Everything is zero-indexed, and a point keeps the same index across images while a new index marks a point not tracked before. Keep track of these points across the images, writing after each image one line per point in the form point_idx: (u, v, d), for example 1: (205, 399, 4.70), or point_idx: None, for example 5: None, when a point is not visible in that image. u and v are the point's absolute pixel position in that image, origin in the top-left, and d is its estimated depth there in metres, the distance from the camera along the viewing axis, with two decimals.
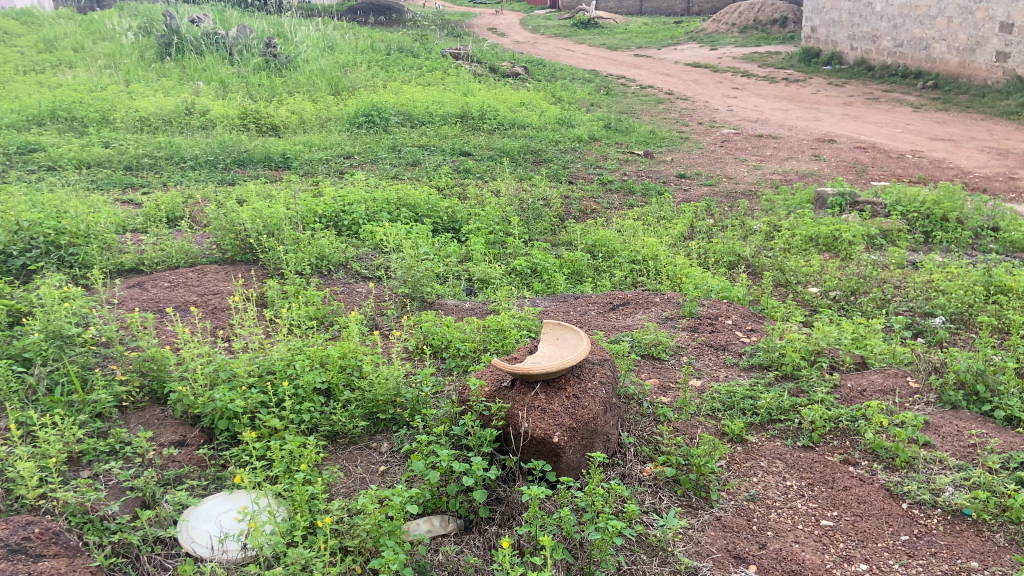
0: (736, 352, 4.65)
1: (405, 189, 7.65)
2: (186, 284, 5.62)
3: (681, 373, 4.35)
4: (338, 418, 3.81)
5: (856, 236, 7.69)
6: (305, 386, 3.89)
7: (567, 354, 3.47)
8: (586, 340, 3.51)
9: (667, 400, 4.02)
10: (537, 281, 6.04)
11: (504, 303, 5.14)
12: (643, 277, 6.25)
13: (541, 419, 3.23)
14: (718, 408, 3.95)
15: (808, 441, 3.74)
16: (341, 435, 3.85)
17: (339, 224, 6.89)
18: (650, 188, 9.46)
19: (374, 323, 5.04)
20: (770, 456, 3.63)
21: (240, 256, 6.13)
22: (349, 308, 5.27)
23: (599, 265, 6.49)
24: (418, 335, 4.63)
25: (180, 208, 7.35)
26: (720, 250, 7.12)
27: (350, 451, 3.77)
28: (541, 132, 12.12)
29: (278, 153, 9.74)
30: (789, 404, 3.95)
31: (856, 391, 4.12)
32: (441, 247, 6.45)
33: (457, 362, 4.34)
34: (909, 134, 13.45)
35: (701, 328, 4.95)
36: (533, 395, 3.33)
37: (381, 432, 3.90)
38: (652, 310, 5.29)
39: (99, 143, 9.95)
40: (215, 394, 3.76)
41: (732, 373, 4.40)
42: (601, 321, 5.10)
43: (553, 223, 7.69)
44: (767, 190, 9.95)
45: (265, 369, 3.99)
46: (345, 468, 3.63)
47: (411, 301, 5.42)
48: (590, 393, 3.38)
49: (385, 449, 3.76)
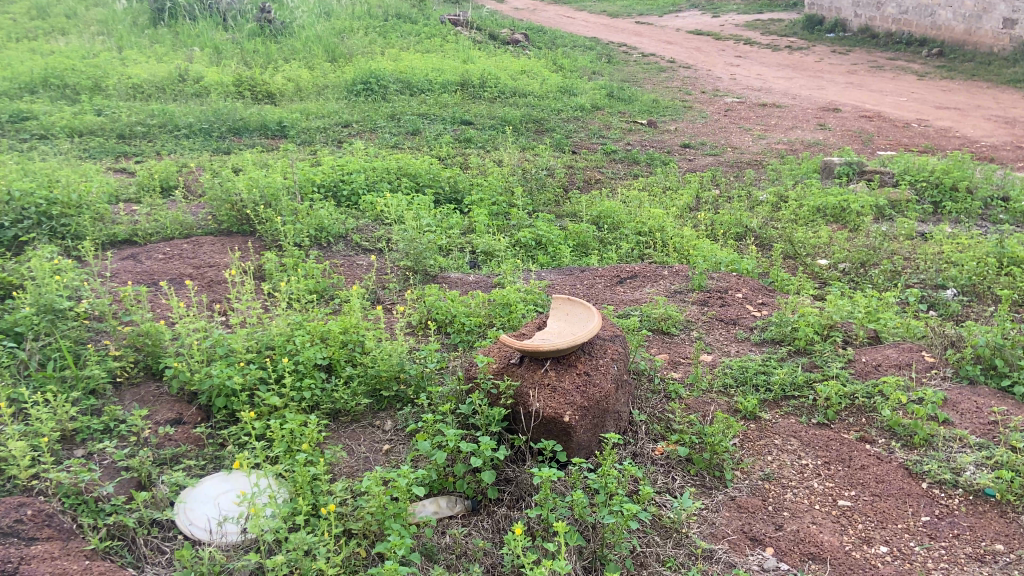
0: (747, 325, 4.53)
1: (405, 158, 7.48)
2: (181, 256, 5.48)
3: (691, 349, 4.24)
4: (340, 396, 3.69)
5: (864, 208, 7.56)
6: (306, 362, 3.79)
7: (578, 330, 3.33)
8: (597, 316, 3.37)
9: (677, 375, 3.94)
10: (542, 254, 5.90)
11: (509, 276, 5.03)
12: (649, 249, 6.13)
13: (551, 397, 3.11)
14: (730, 385, 3.84)
15: (823, 418, 3.61)
16: (342, 413, 3.73)
17: (338, 194, 6.74)
18: (655, 158, 9.29)
19: (376, 297, 4.90)
20: (784, 433, 3.52)
21: (236, 227, 5.99)
22: (350, 281, 5.14)
23: (604, 237, 6.36)
24: (421, 310, 4.52)
25: (174, 177, 7.19)
26: (727, 221, 6.98)
27: (353, 429, 3.66)
28: (542, 100, 11.91)
29: (274, 121, 9.54)
30: (803, 380, 3.83)
31: (871, 365, 4.01)
32: (443, 218, 6.29)
33: (462, 338, 4.24)
34: (914, 102, 13.25)
35: (711, 302, 4.83)
36: (543, 373, 3.21)
37: (384, 409, 3.79)
38: (660, 283, 5.16)
39: (92, 111, 9.75)
40: (212, 371, 3.64)
41: (744, 347, 4.28)
42: (609, 294, 4.99)
43: (557, 193, 7.55)
44: (773, 160, 9.80)
45: (264, 345, 3.92)
46: (349, 448, 3.51)
47: (413, 274, 5.28)
48: (602, 369, 3.26)
49: (389, 427, 3.65)
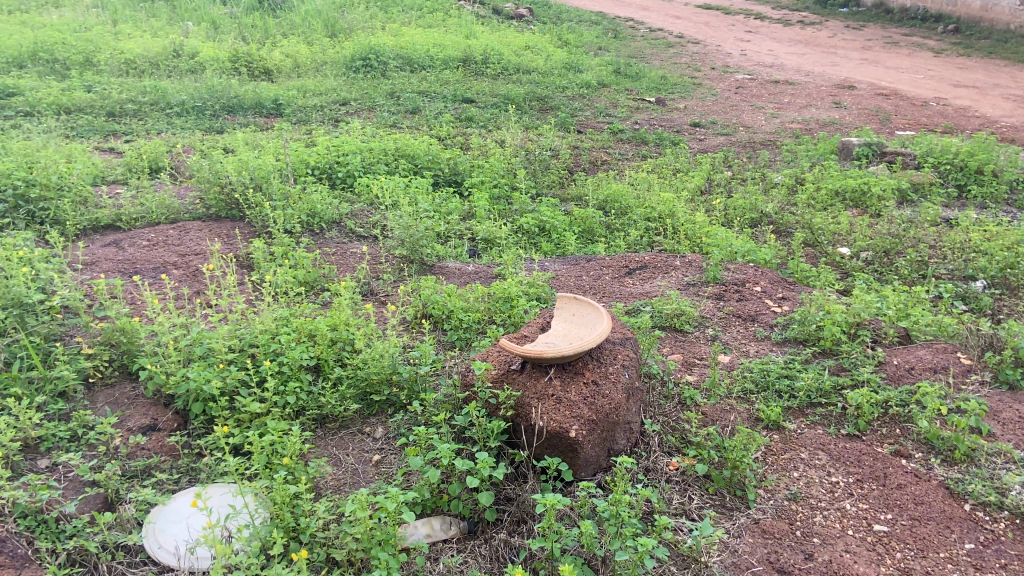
0: (766, 323, 4.22)
1: (404, 138, 7.14)
2: (166, 243, 5.18)
3: (707, 350, 3.95)
4: (327, 400, 3.40)
5: (883, 193, 7.22)
6: (291, 363, 3.50)
7: (586, 334, 3.02)
8: (607, 319, 3.06)
9: (693, 379, 3.65)
10: (546, 241, 5.59)
11: (511, 267, 4.73)
12: (659, 237, 5.82)
13: (556, 409, 2.81)
14: (751, 391, 3.54)
15: (853, 429, 3.31)
16: (329, 420, 3.44)
17: (333, 176, 6.43)
18: (664, 138, 8.92)
19: (369, 289, 4.61)
20: (811, 446, 3.22)
21: (224, 211, 5.68)
22: (343, 271, 4.84)
23: (612, 223, 6.04)
24: (417, 305, 4.23)
25: (163, 158, 6.87)
26: (740, 206, 6.65)
27: (341, 437, 3.36)
28: (547, 77, 11.52)
29: (269, 99, 9.19)
30: (831, 386, 3.52)
31: (904, 369, 3.71)
32: (442, 202, 5.98)
33: (460, 336, 3.95)
34: (931, 80, 12.83)
35: (727, 296, 4.51)
36: (547, 382, 2.91)
37: (376, 414, 3.49)
38: (672, 274, 4.85)
39: (81, 88, 9.40)
40: (189, 373, 3.33)
41: (764, 347, 3.98)
42: (617, 287, 4.69)
43: (561, 175, 7.23)
44: (786, 140, 9.44)
45: (247, 343, 3.62)
46: (335, 458, 3.22)
47: (409, 264, 4.97)
48: (612, 378, 2.96)
49: (380, 434, 3.36)
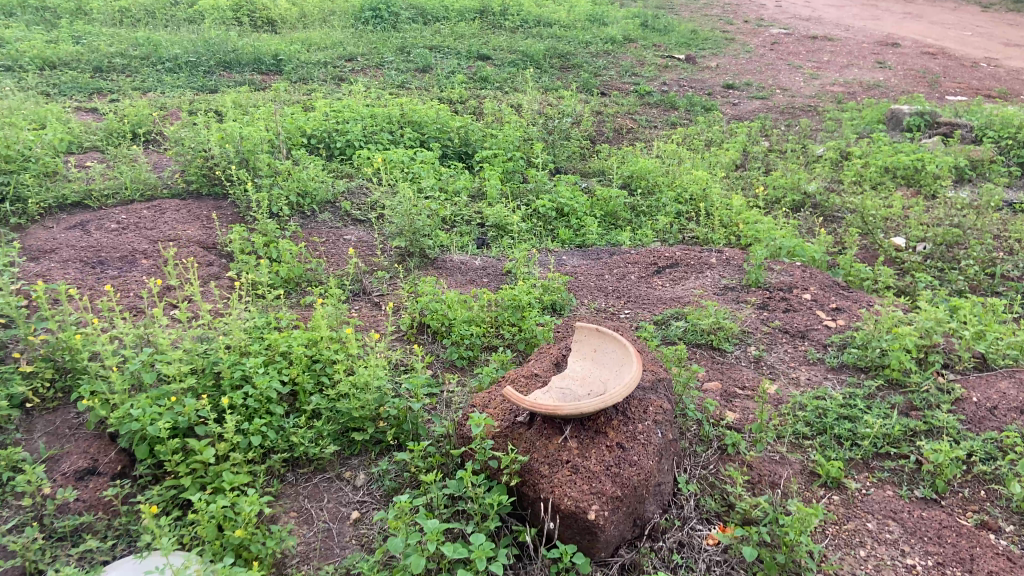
0: (818, 341, 3.64)
1: (410, 102, 6.50)
2: (137, 225, 4.63)
3: (750, 378, 3.38)
4: (299, 441, 2.85)
5: (939, 171, 6.52)
6: (258, 394, 2.93)
7: (611, 383, 2.44)
8: (637, 362, 2.47)
9: (735, 419, 3.09)
10: (564, 227, 4.99)
11: (523, 265, 4.15)
12: (691, 223, 5.19)
13: (571, 482, 2.26)
14: (804, 437, 2.98)
15: (930, 491, 2.74)
16: (303, 461, 2.90)
17: (331, 147, 5.82)
18: (696, 103, 8.18)
19: (362, 289, 4.07)
20: (879, 514, 2.65)
21: (206, 188, 5.10)
22: (334, 266, 4.31)
23: (638, 205, 5.41)
24: (414, 313, 3.67)
25: (147, 122, 6.27)
26: (780, 185, 5.99)
27: (315, 484, 2.84)
28: (569, 31, 10.71)
29: (269, 54, 8.52)
30: (900, 434, 2.95)
31: (986, 409, 3.12)
32: (449, 179, 5.36)
33: (461, 355, 3.41)
34: (980, 38, 11.91)
35: (772, 304, 3.93)
36: (561, 443, 2.35)
37: (359, 455, 2.96)
38: (707, 274, 4.26)
39: (70, 39, 8.75)
40: (133, 409, 2.75)
41: (817, 375, 3.40)
42: (644, 290, 4.11)
43: (582, 146, 6.58)
44: (828, 105, 8.67)
45: (209, 365, 3.05)
46: (306, 513, 2.70)
47: (409, 257, 4.41)
48: (642, 439, 2.38)
49: (362, 482, 2.84)
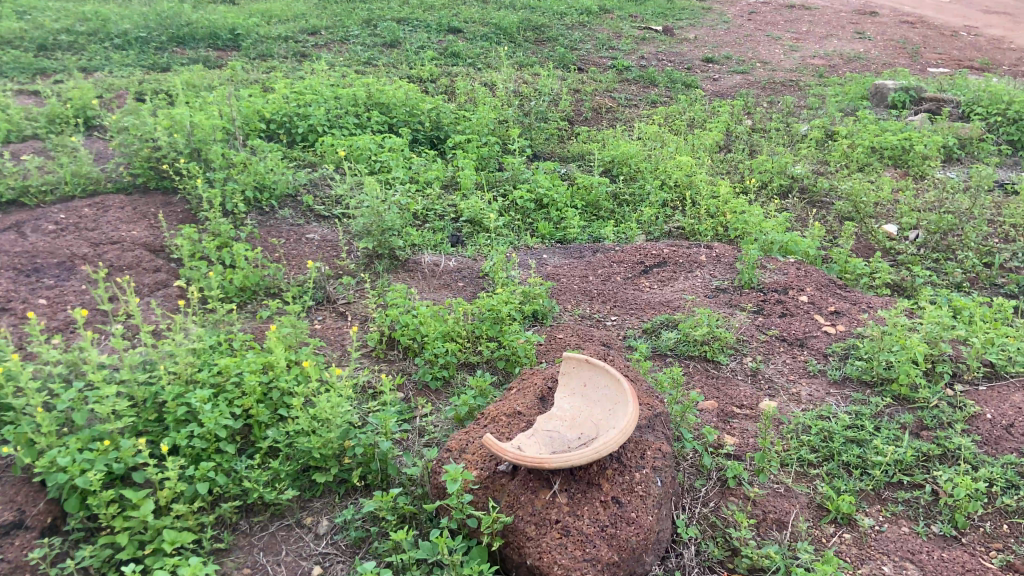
0: (818, 349, 3.40)
1: (376, 82, 6.10)
2: (77, 226, 4.27)
3: (747, 394, 3.14)
4: (252, 486, 2.60)
5: (929, 151, 6.28)
6: (206, 433, 2.68)
7: (605, 430, 2.16)
8: (633, 404, 2.19)
9: (734, 443, 2.84)
10: (543, 220, 4.69)
11: (501, 267, 3.86)
12: (676, 213, 4.91)
13: (561, 547, 1.99)
14: (810, 464, 2.75)
15: (948, 527, 2.52)
16: (257, 506, 2.64)
17: (292, 132, 5.43)
18: (676, 79, 7.85)
19: (325, 296, 3.78)
20: (896, 555, 2.43)
21: (155, 183, 4.73)
22: (295, 271, 4.00)
23: (620, 194, 5.12)
24: (383, 326, 3.38)
25: (93, 106, 5.82)
26: (767, 169, 5.72)
27: (272, 533, 2.59)
28: (543, 2, 10.27)
29: (226, 29, 8.02)
30: (913, 460, 2.73)
31: (1002, 428, 2.90)
32: (420, 168, 5.02)
33: (435, 375, 3.13)
34: (959, 6, 11.67)
35: (768, 308, 3.68)
36: (550, 499, 2.08)
37: (321, 497, 2.70)
38: (697, 274, 4.01)
39: (13, 14, 8.18)
40: (63, 456, 2.50)
41: (819, 389, 3.16)
42: (631, 293, 3.85)
43: (559, 128, 6.24)
44: (810, 80, 8.39)
45: (151, 399, 2.82)
46: (260, 571, 2.46)
47: (378, 258, 4.09)
48: (641, 491, 2.12)
49: (324, 531, 2.58)
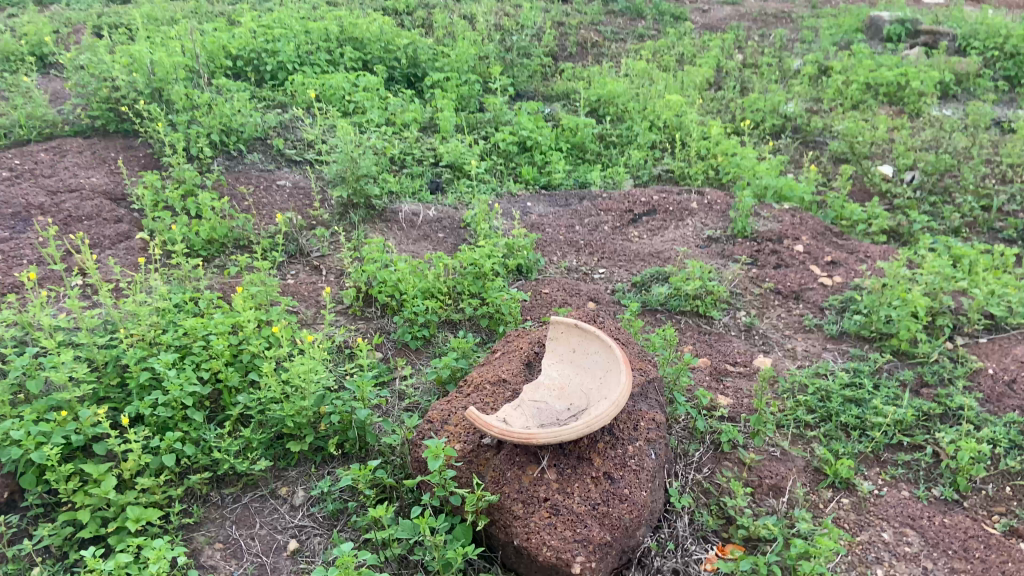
0: (814, 302, 3.28)
1: (349, 15, 5.76)
2: (32, 172, 4.01)
3: (741, 350, 3.03)
4: (222, 455, 2.44)
5: (925, 88, 6.07)
6: (172, 400, 2.51)
7: (595, 403, 2.01)
8: (626, 374, 2.03)
9: (728, 404, 2.73)
10: (527, 165, 4.48)
11: (484, 217, 3.68)
12: (665, 156, 4.71)
13: (550, 528, 1.86)
14: (807, 425, 2.64)
15: (950, 491, 2.43)
16: (229, 477, 2.49)
17: (261, 70, 5.12)
18: (664, 10, 7.50)
19: (297, 249, 3.61)
20: (897, 521, 2.34)
21: (115, 125, 4.44)
22: (266, 221, 3.79)
23: (607, 135, 4.89)
24: (360, 282, 3.21)
25: (47, 42, 5.46)
26: (759, 107, 5.49)
27: (245, 505, 2.44)
28: None
29: None
30: (914, 421, 2.63)
31: (1004, 385, 2.81)
32: (396, 108, 4.75)
33: (414, 335, 2.98)
34: None
35: (761, 258, 3.55)
36: (538, 476, 1.95)
37: (297, 465, 2.55)
38: (688, 222, 3.86)
39: None
40: (16, 429, 2.32)
41: (815, 345, 3.05)
42: (619, 243, 3.70)
43: (542, 64, 5.95)
44: (803, 11, 8.07)
45: (113, 363, 2.64)
46: (233, 545, 2.32)
47: (354, 207, 3.88)
48: (635, 466, 1.99)
49: (300, 501, 2.44)
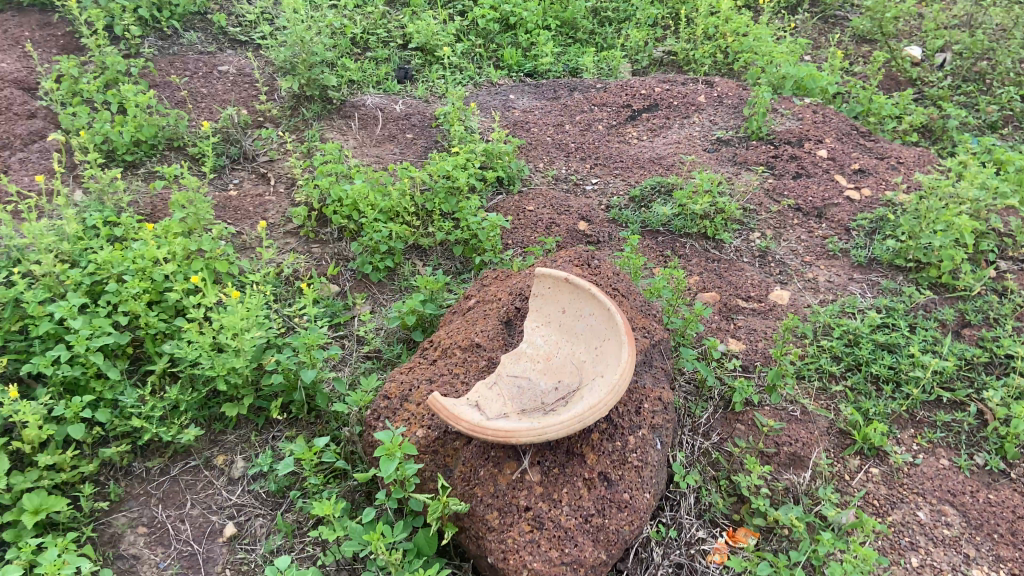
0: (839, 219, 2.85)
1: None
2: None
3: (754, 280, 2.62)
4: (144, 421, 2.05)
5: None
6: (80, 356, 2.09)
7: (591, 389, 1.61)
8: (630, 351, 1.62)
9: (740, 350, 2.35)
10: (509, 47, 3.89)
11: (459, 115, 3.16)
12: (668, 36, 4.11)
13: (532, 546, 1.50)
14: (832, 378, 2.28)
15: (995, 458, 2.10)
16: (155, 444, 2.11)
17: None
18: None
19: (241, 153, 3.09)
20: (936, 497, 2.02)
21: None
22: (205, 118, 3.25)
23: (602, 9, 4.26)
24: (312, 198, 2.73)
25: None
26: None
27: (174, 478, 2.07)
28: None
29: None
30: (955, 372, 2.26)
31: None
32: None
33: (375, 266, 2.55)
34: None
35: (779, 164, 3.08)
36: (516, 477, 1.57)
37: (235, 428, 2.18)
38: (695, 119, 3.36)
39: None
40: None
41: (840, 274, 2.64)
42: (615, 147, 3.22)
43: None
44: None
45: (8, 304, 2.16)
46: (159, 530, 1.95)
47: (308, 100, 3.34)
48: (636, 463, 1.62)
49: (240, 474, 2.08)
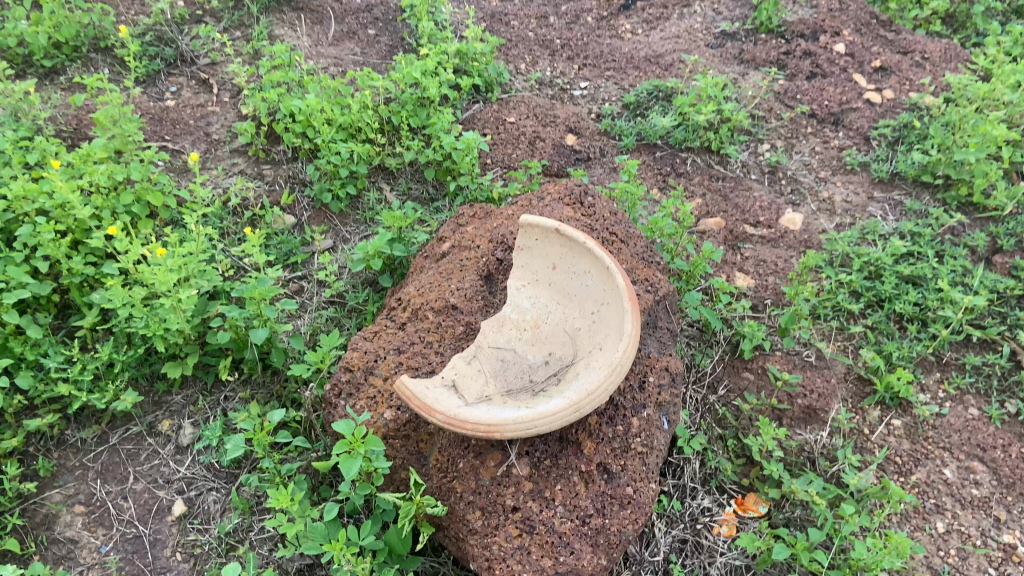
0: (858, 126, 2.54)
1: None
2: None
3: (764, 200, 2.34)
4: (72, 386, 1.78)
5: None
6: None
7: (589, 367, 1.35)
8: (634, 321, 1.35)
9: (749, 286, 2.10)
10: None
11: (428, 6, 2.75)
12: None
13: (521, 554, 1.30)
14: (850, 317, 2.04)
15: None
16: (89, 410, 1.85)
17: None
18: None
19: (178, 55, 2.68)
20: (963, 453, 1.83)
21: None
22: (136, 12, 2.81)
23: None
24: (259, 110, 2.35)
25: None
26: None
27: (113, 449, 1.82)
28: None
29: None
30: (987, 309, 2.03)
31: None
32: None
33: (336, 192, 2.24)
34: None
35: (791, 62, 2.73)
36: (501, 472, 1.34)
37: (182, 388, 1.92)
38: (697, 9, 2.97)
39: None
40: None
41: (859, 193, 2.37)
42: (607, 43, 2.84)
43: None
44: None
45: None
46: (99, 510, 1.73)
47: None
48: (640, 451, 1.41)
49: (188, 442, 1.84)
